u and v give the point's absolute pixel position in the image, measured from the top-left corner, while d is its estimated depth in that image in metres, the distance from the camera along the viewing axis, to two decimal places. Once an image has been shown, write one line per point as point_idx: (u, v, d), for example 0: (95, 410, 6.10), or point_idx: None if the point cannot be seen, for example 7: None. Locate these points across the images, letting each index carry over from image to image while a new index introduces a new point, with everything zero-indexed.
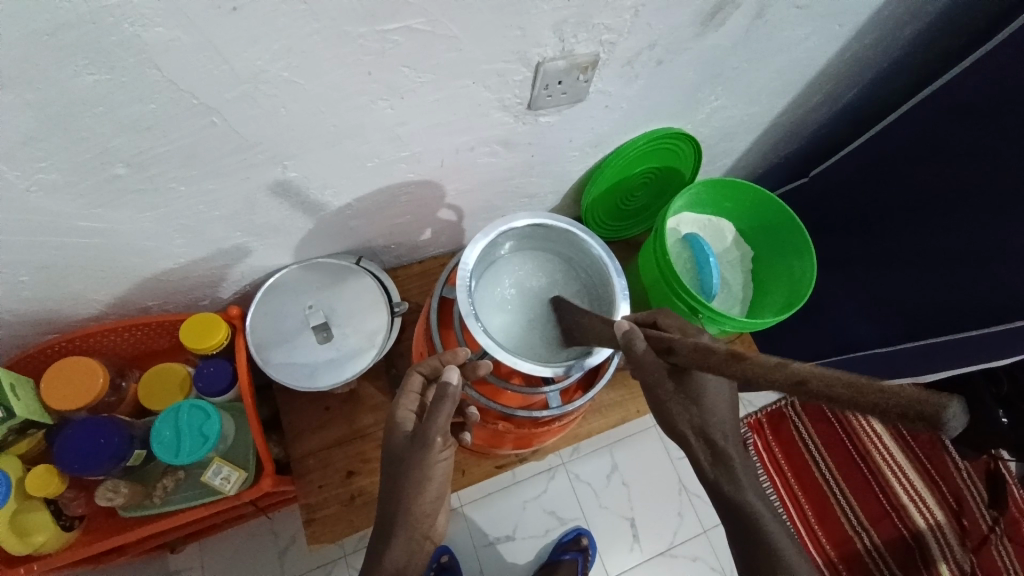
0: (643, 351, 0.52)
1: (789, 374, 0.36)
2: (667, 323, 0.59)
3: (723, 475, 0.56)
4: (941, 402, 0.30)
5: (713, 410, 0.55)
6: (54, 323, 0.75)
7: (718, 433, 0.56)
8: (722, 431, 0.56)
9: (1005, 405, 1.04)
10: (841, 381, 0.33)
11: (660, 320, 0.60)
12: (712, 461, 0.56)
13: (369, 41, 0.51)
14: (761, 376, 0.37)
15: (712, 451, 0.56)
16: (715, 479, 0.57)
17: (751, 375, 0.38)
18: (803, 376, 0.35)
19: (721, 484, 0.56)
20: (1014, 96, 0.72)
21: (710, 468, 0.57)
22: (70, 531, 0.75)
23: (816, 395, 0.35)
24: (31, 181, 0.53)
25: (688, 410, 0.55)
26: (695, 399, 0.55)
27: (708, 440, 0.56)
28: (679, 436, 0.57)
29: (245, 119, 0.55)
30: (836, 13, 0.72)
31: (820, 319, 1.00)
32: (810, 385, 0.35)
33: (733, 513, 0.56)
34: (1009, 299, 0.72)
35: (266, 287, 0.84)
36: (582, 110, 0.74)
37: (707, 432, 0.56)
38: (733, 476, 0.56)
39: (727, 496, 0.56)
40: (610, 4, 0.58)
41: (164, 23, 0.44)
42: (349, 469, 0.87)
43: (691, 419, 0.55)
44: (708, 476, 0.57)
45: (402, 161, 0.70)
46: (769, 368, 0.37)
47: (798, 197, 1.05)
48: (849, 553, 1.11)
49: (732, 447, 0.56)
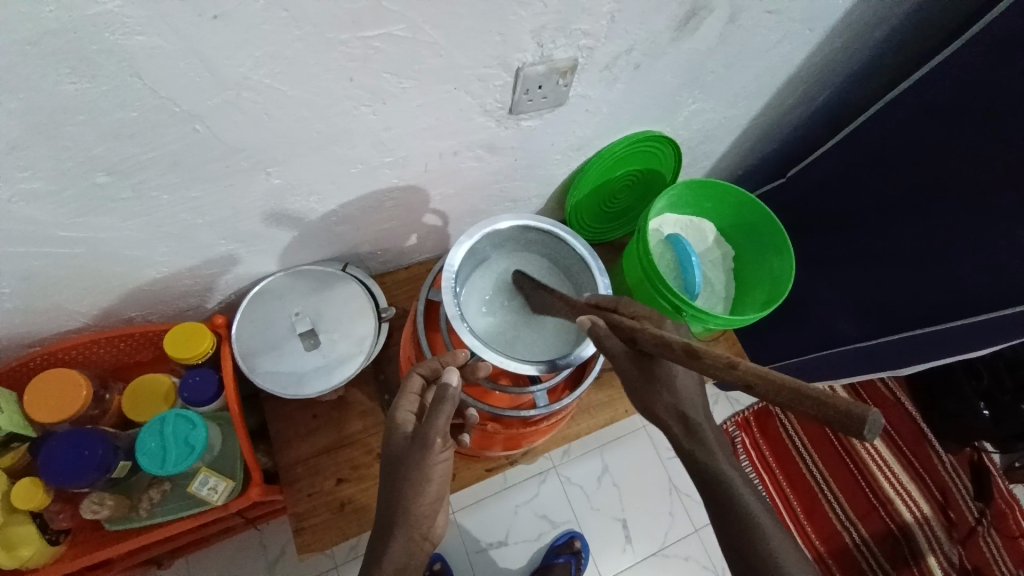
0: (606, 333, 0.55)
1: (738, 376, 0.39)
2: (630, 309, 0.60)
3: (700, 450, 0.56)
4: (863, 414, 0.33)
5: (683, 390, 0.57)
6: (37, 335, 0.74)
7: (691, 410, 0.56)
8: (694, 408, 0.56)
9: (986, 399, 1.09)
10: (782, 388, 0.37)
11: (621, 305, 0.61)
12: (687, 435, 0.56)
13: (352, 47, 0.52)
14: (715, 374, 0.41)
15: (687, 427, 0.56)
16: (691, 452, 0.56)
17: (707, 373, 0.41)
18: (749, 378, 0.38)
19: (697, 456, 0.56)
20: (983, 93, 0.74)
21: (686, 442, 0.57)
22: (56, 546, 0.74)
23: (761, 395, 0.38)
24: (14, 191, 0.53)
25: (659, 392, 0.56)
26: (664, 381, 0.56)
27: (683, 418, 0.56)
28: (655, 418, 0.57)
29: (230, 126, 0.56)
30: (807, 16, 0.75)
31: (805, 317, 1.02)
32: (754, 387, 0.38)
33: (710, 486, 0.55)
34: (991, 290, 0.74)
35: (251, 295, 0.83)
36: (564, 113, 0.75)
37: (681, 411, 0.56)
38: (707, 448, 0.56)
39: (706, 468, 0.56)
40: (587, 10, 0.59)
41: (146, 31, 0.44)
42: (338, 477, 0.87)
43: (664, 400, 0.56)
44: (683, 450, 0.57)
45: (386, 166, 0.70)
46: (721, 368, 0.40)
47: (779, 196, 1.07)
48: (838, 548, 1.12)
49: (706, 423, 0.57)
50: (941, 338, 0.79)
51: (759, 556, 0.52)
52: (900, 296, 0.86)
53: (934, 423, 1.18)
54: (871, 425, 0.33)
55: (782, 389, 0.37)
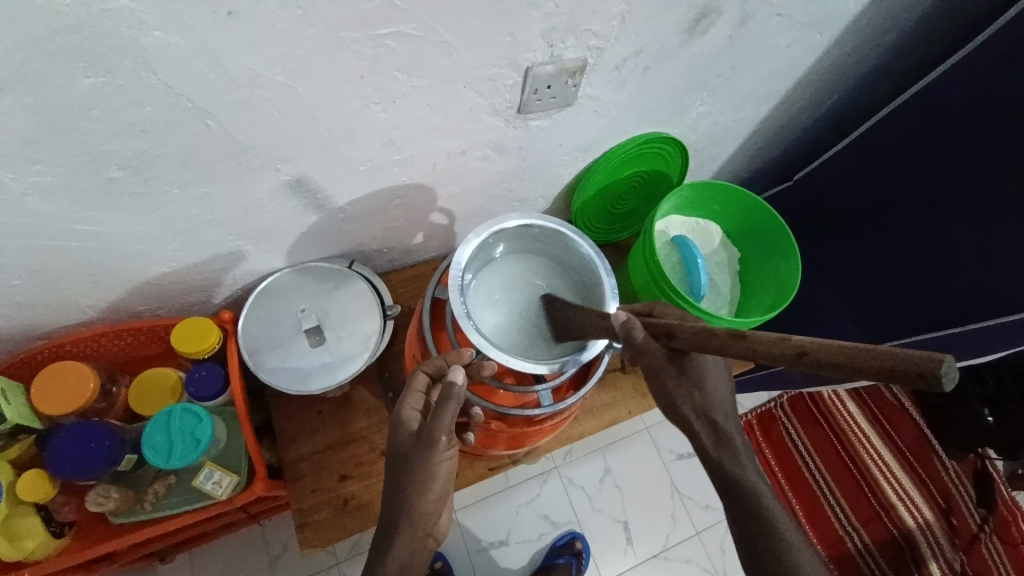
0: (641, 338, 0.55)
1: (793, 345, 0.40)
2: (664, 310, 0.61)
3: (728, 458, 0.56)
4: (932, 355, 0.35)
5: (714, 393, 0.56)
6: (46, 328, 0.75)
7: (720, 414, 0.56)
8: (723, 412, 0.56)
9: (990, 405, 1.09)
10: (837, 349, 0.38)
11: (657, 308, 0.62)
12: (715, 442, 0.56)
13: (364, 46, 0.53)
14: (765, 351, 0.42)
15: (715, 433, 0.56)
16: (719, 459, 0.56)
17: (756, 352, 0.42)
18: (805, 347, 0.40)
19: (724, 463, 0.56)
20: (990, 100, 0.74)
21: (713, 449, 0.56)
22: (60, 538, 0.75)
23: (817, 360, 0.39)
24: (26, 185, 0.53)
25: (690, 392, 0.55)
26: (695, 381, 0.55)
27: (710, 422, 0.56)
28: (681, 419, 0.56)
29: (241, 123, 0.56)
30: (817, 20, 0.75)
31: (810, 321, 1.02)
32: (811, 351, 0.40)
33: (733, 492, 0.56)
34: (995, 298, 0.74)
35: (258, 292, 0.84)
36: (572, 115, 0.75)
37: (709, 414, 0.56)
38: (735, 455, 0.56)
39: (729, 475, 0.56)
40: (597, 12, 0.60)
41: (161, 27, 0.44)
42: (342, 473, 0.87)
43: (693, 401, 0.55)
44: (711, 458, 0.57)
45: (395, 165, 0.71)
46: (773, 341, 0.41)
47: (784, 200, 1.07)
48: (841, 554, 1.12)
49: (733, 428, 0.57)
50: (946, 344, 0.79)
51: (777, 556, 0.54)
52: (904, 301, 0.86)
53: (939, 430, 1.18)
54: (947, 370, 0.34)
55: (838, 350, 0.38)
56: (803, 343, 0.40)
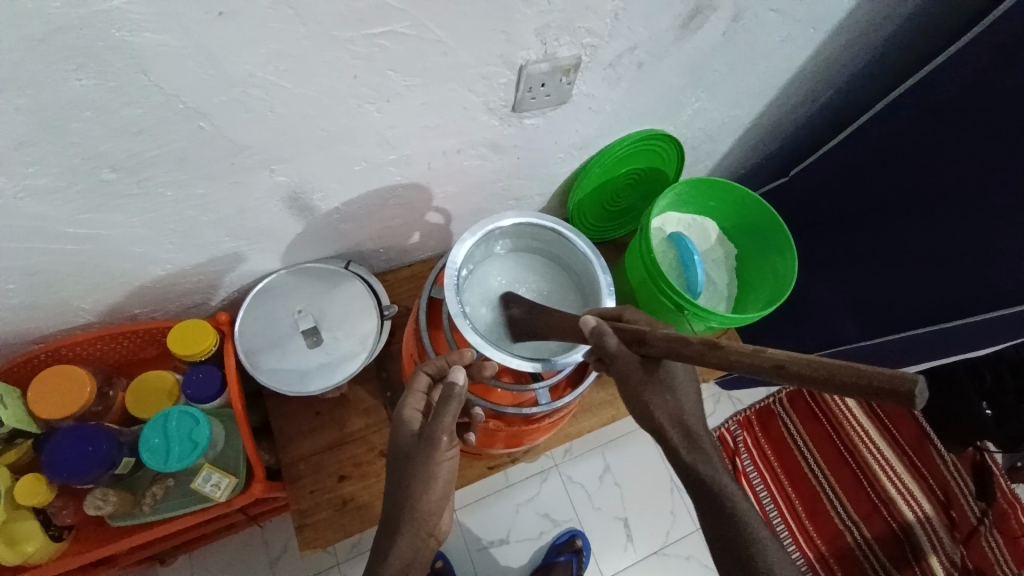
0: (614, 345, 0.54)
1: (769, 359, 0.39)
2: (634, 316, 0.60)
3: (701, 460, 0.57)
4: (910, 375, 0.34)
5: (684, 398, 0.58)
6: (42, 332, 0.75)
7: (691, 418, 0.58)
8: (693, 416, 0.58)
9: (988, 398, 1.09)
10: (814, 365, 0.37)
11: (626, 313, 0.61)
12: (688, 446, 0.57)
13: (358, 45, 0.52)
14: (740, 363, 0.41)
15: (688, 438, 0.57)
16: (692, 463, 0.57)
17: (731, 364, 0.41)
18: (781, 360, 0.39)
19: (698, 466, 0.57)
20: (986, 92, 0.74)
21: (686, 454, 0.57)
22: (59, 542, 0.75)
23: (793, 375, 0.38)
24: (21, 187, 0.53)
25: (664, 397, 0.56)
26: (667, 386, 0.57)
27: (683, 426, 0.57)
28: (655, 425, 0.57)
29: (235, 123, 0.56)
30: (811, 15, 0.75)
31: (808, 317, 1.02)
32: (788, 365, 0.38)
33: (707, 494, 0.56)
34: (995, 291, 0.74)
35: (254, 292, 0.84)
36: (568, 112, 0.75)
37: (682, 419, 0.57)
38: (708, 458, 0.57)
39: (704, 478, 0.56)
40: (592, 9, 0.60)
41: (154, 28, 0.44)
42: (341, 473, 0.87)
43: (666, 406, 0.56)
44: (684, 462, 0.57)
45: (391, 164, 0.70)
46: (750, 352, 0.40)
47: (781, 196, 1.07)
48: (840, 549, 1.12)
49: (704, 432, 0.58)
50: (943, 339, 0.79)
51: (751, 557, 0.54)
52: (902, 295, 0.86)
53: (937, 425, 1.18)
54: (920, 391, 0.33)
55: (815, 366, 0.37)
56: (779, 356, 0.39)
